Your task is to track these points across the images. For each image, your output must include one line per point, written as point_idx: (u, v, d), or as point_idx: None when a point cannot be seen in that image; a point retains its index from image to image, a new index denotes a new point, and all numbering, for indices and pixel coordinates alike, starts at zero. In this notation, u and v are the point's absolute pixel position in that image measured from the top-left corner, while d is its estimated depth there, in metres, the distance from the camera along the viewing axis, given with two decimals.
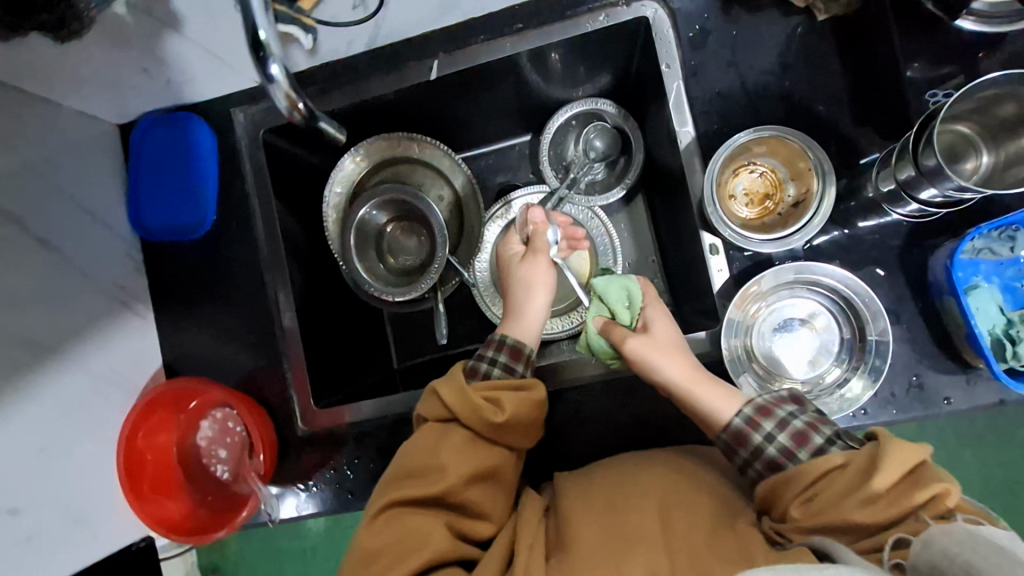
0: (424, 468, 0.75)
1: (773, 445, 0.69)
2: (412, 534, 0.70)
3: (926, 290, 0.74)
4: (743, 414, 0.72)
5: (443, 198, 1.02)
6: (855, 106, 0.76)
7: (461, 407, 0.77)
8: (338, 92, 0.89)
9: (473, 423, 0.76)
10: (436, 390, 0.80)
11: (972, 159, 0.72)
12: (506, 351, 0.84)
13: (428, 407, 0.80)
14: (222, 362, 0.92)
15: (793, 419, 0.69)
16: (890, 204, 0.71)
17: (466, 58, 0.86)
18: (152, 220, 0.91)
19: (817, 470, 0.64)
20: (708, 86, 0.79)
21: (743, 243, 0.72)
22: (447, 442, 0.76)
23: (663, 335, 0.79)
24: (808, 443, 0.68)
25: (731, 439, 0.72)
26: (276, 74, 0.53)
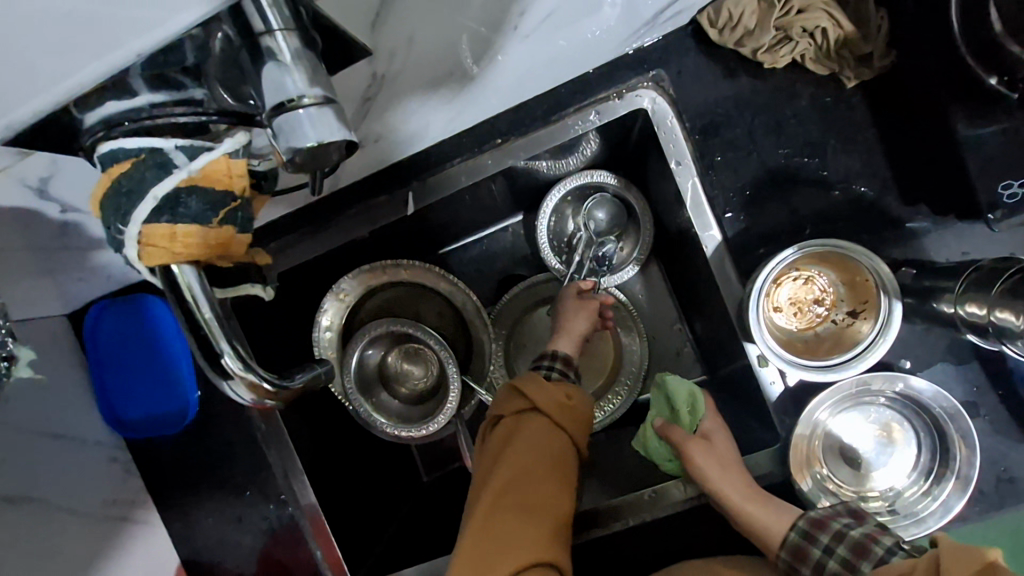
0: (512, 462, 0.71)
1: (834, 560, 0.64)
2: (503, 538, 0.66)
3: (1005, 376, 0.66)
4: (798, 529, 0.67)
5: (444, 313, 0.91)
6: (901, 182, 0.66)
7: (542, 394, 0.76)
8: (303, 241, 0.77)
9: (553, 408, 0.76)
10: (514, 385, 0.78)
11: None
12: (559, 361, 0.85)
13: (502, 403, 0.77)
14: (241, 549, 0.84)
15: (848, 530, 0.64)
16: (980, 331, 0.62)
17: (444, 185, 0.74)
18: (133, 414, 0.81)
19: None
20: (729, 180, 0.69)
21: (800, 373, 0.62)
22: (527, 427, 0.74)
23: (716, 448, 0.73)
24: (869, 555, 0.62)
25: (790, 556, 0.67)
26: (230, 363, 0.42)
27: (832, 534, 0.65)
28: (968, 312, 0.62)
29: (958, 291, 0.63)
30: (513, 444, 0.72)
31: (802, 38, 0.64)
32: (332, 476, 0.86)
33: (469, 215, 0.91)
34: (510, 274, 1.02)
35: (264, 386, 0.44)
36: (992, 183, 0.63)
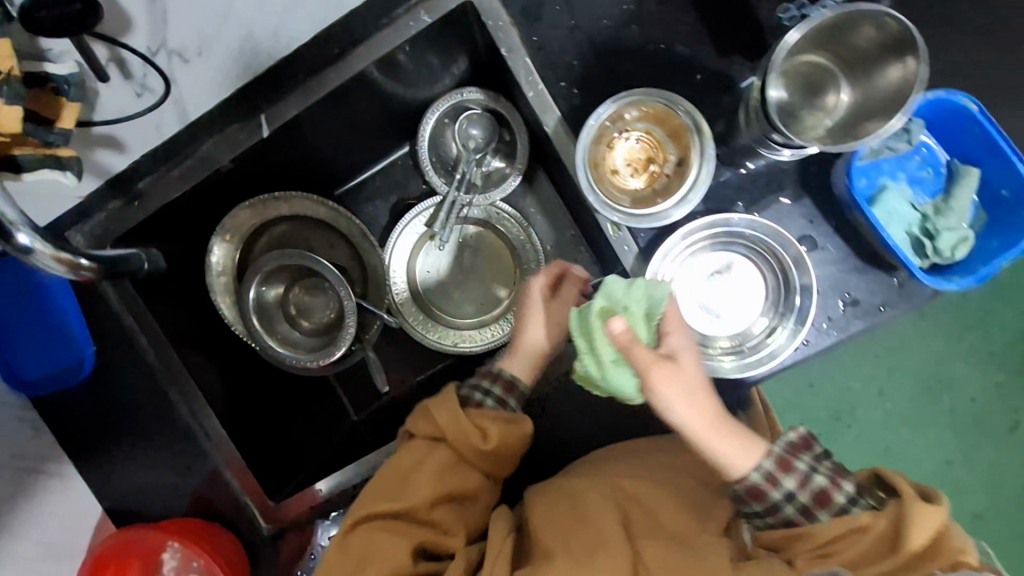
0: (397, 488, 0.70)
1: (794, 505, 0.64)
2: (371, 556, 0.66)
3: (835, 205, 0.71)
4: (762, 468, 0.64)
5: (336, 246, 0.95)
6: (714, 35, 0.69)
7: (451, 428, 0.72)
8: (173, 176, 0.79)
9: (461, 446, 0.72)
10: (428, 407, 0.75)
11: (833, 95, 0.68)
12: (500, 385, 0.77)
13: (415, 424, 0.75)
14: (164, 491, 0.86)
15: (815, 475, 0.64)
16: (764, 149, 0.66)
17: (292, 102, 0.75)
18: (28, 373, 0.82)
19: (840, 528, 0.61)
20: (559, 59, 0.71)
21: (638, 221, 0.66)
22: (431, 459, 0.72)
23: (675, 373, 0.63)
24: (830, 503, 0.63)
25: (744, 493, 0.64)
26: (26, 241, 0.45)
27: (797, 476, 0.64)
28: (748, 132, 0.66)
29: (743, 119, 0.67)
30: (411, 476, 0.71)
31: None
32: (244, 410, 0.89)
33: (347, 145, 0.93)
34: (404, 202, 1.03)
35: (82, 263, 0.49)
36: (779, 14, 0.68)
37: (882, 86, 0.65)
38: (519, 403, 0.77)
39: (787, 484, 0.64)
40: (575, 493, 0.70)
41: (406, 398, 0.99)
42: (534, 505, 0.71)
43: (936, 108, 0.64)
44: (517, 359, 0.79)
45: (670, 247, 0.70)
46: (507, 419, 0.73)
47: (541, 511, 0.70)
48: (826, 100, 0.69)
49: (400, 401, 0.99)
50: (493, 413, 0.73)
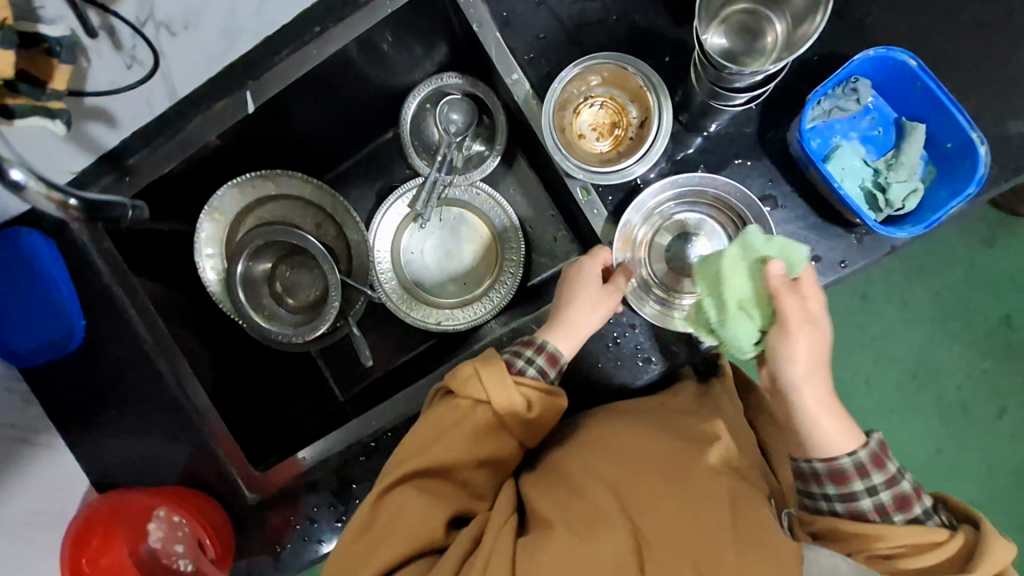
0: (434, 446, 0.70)
1: (872, 498, 0.66)
2: (403, 519, 0.67)
3: (793, 165, 0.73)
4: (857, 457, 0.66)
5: (321, 225, 0.97)
6: (671, 6, 0.73)
7: (500, 398, 0.70)
8: (162, 152, 0.82)
9: (507, 414, 0.71)
10: (477, 371, 0.70)
11: (770, 32, 0.69)
12: (543, 361, 0.74)
13: (461, 385, 0.71)
14: (151, 462, 0.87)
15: (903, 481, 0.66)
16: (718, 102, 0.67)
17: (277, 78, 0.80)
18: (20, 344, 0.84)
19: (912, 535, 0.62)
20: (525, 32, 0.75)
21: (600, 178, 0.71)
22: (471, 424, 0.70)
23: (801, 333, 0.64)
24: (908, 509, 0.65)
25: (826, 469, 0.67)
26: (20, 178, 0.47)
27: (886, 476, 0.66)
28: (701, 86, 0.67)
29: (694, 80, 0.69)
30: (449, 440, 0.70)
31: None
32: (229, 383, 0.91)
33: (331, 129, 0.97)
34: (388, 186, 1.07)
35: (74, 204, 0.51)
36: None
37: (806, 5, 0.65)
38: (557, 375, 0.75)
39: (875, 479, 0.66)
40: (572, 480, 0.71)
41: (392, 373, 1.03)
42: (533, 498, 0.70)
43: (879, 67, 0.67)
44: (562, 330, 0.75)
45: (641, 204, 0.74)
46: (548, 392, 0.73)
47: (546, 486, 0.72)
48: (765, 42, 0.69)
49: (385, 375, 1.03)
50: (535, 382, 0.72)
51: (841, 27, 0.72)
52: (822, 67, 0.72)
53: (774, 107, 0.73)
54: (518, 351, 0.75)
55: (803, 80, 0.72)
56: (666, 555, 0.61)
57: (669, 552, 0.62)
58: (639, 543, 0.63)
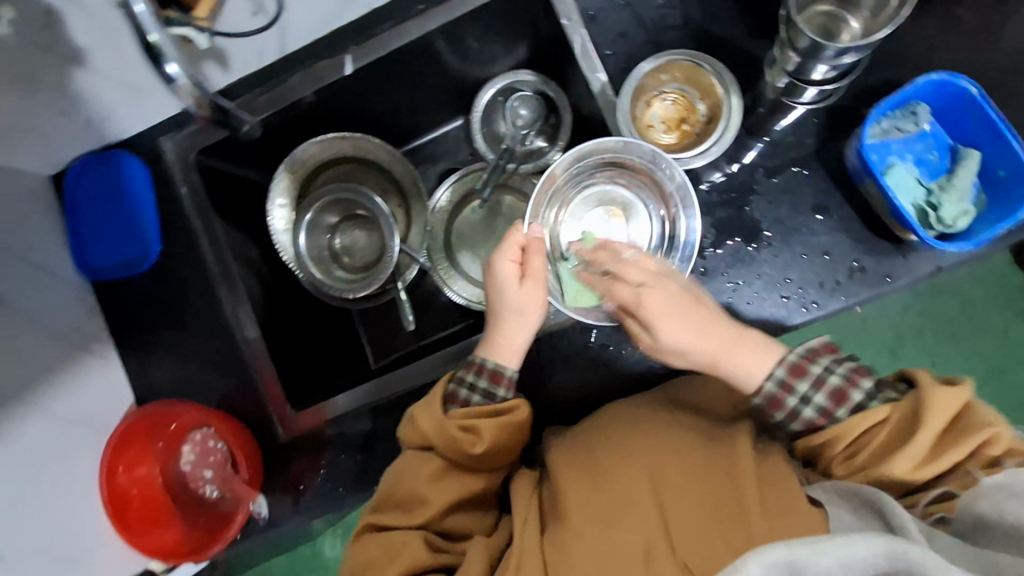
0: (403, 498, 0.73)
1: (810, 407, 0.68)
2: (389, 550, 0.70)
3: (848, 178, 0.77)
4: (775, 378, 0.69)
5: (387, 189, 1.05)
6: (748, 21, 0.80)
7: (438, 437, 0.72)
8: (261, 100, 0.90)
9: (454, 453, 0.72)
10: (413, 415, 0.74)
11: (846, 30, 0.73)
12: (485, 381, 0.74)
13: (407, 433, 0.75)
14: (196, 387, 0.91)
15: (829, 376, 0.68)
16: (790, 97, 0.75)
17: (377, 47, 0.88)
18: (100, 259, 0.91)
19: (864, 425, 0.65)
20: (609, 29, 0.82)
21: (671, 163, 0.74)
22: (426, 466, 0.73)
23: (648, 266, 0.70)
24: (848, 401, 0.67)
25: (766, 404, 0.70)
26: (174, 73, 0.56)
27: (812, 381, 0.68)
28: (776, 81, 0.73)
29: (769, 77, 0.75)
30: (416, 484, 0.72)
31: None
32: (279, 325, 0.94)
33: (410, 109, 1.04)
34: (450, 168, 1.12)
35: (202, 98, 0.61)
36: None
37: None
38: (509, 390, 0.75)
39: (802, 391, 0.68)
40: (596, 461, 0.72)
41: (431, 348, 1.02)
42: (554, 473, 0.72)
43: (939, 91, 0.72)
44: (500, 346, 0.75)
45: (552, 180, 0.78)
46: (497, 413, 0.72)
47: (570, 466, 0.72)
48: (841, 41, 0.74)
49: (423, 348, 1.03)
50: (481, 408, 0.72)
51: (905, 56, 0.77)
52: (883, 91, 0.77)
53: (835, 121, 0.78)
54: (460, 375, 0.76)
55: (864, 100, 0.77)
56: (690, 539, 0.62)
57: (693, 535, 0.62)
58: (665, 522, 0.64)
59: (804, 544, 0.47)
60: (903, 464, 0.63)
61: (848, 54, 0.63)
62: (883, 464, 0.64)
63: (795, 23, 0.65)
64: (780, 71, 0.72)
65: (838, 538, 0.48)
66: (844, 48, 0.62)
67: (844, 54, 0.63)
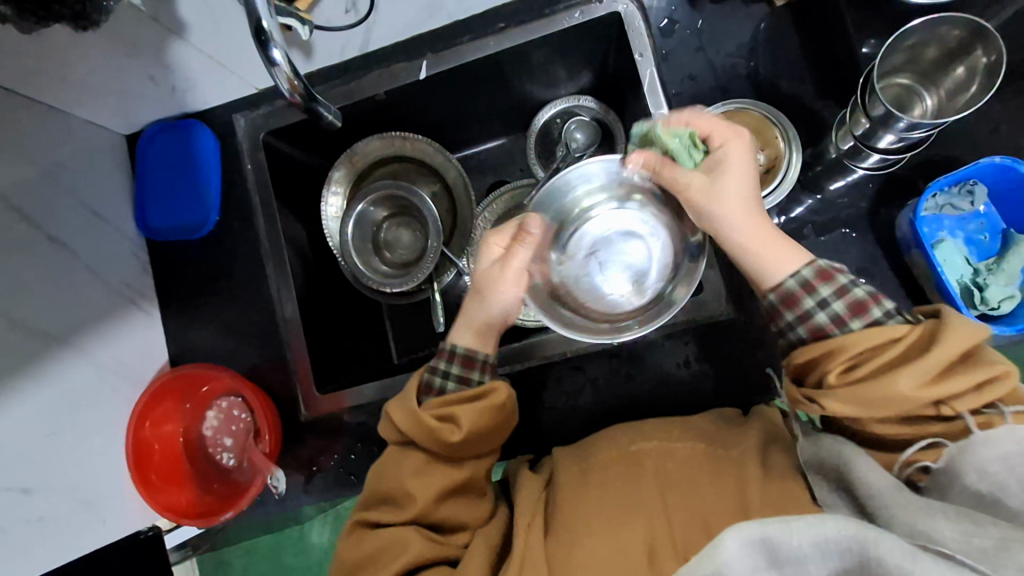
0: (389, 495, 0.71)
1: (825, 311, 0.63)
2: (390, 546, 0.68)
3: (896, 247, 0.78)
4: (800, 275, 0.65)
5: (438, 194, 1.06)
6: (816, 82, 0.82)
7: (414, 429, 0.70)
8: (335, 92, 0.94)
9: (432, 446, 0.70)
10: (388, 413, 0.73)
11: (918, 105, 0.75)
12: (460, 363, 0.74)
13: (385, 432, 0.74)
14: (229, 355, 0.95)
15: (854, 286, 0.63)
16: (851, 160, 0.75)
17: (454, 56, 0.92)
18: (159, 221, 0.95)
19: (879, 337, 0.60)
20: (679, 71, 0.85)
21: None
22: (410, 459, 0.71)
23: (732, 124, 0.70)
24: (866, 314, 0.62)
25: (780, 300, 0.65)
26: (278, 58, 0.59)
27: (836, 287, 0.63)
28: (842, 143, 0.74)
29: (834, 137, 0.75)
30: (405, 480, 0.70)
31: None
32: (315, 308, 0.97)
33: (473, 119, 1.07)
34: (498, 181, 1.13)
35: (299, 89, 0.64)
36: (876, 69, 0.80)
37: (961, 82, 0.72)
38: (484, 372, 0.75)
39: (824, 292, 0.63)
40: (604, 473, 0.72)
41: None
42: (561, 485, 0.72)
43: (1000, 175, 0.73)
44: (470, 332, 0.75)
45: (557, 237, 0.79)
46: (475, 397, 0.71)
47: (575, 480, 0.72)
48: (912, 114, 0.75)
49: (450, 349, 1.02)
50: (461, 394, 0.71)
51: (967, 137, 0.78)
52: (942, 167, 0.78)
53: (889, 189, 0.79)
54: (432, 365, 0.75)
55: (921, 174, 0.79)
56: (689, 537, 0.63)
57: (693, 531, 0.63)
58: (667, 519, 0.65)
59: (778, 522, 0.50)
60: (907, 382, 0.57)
61: (919, 129, 0.64)
62: (889, 380, 0.58)
63: (876, 89, 0.66)
64: (847, 133, 0.72)
65: (809, 517, 0.51)
66: (916, 122, 0.63)
67: (915, 129, 0.65)
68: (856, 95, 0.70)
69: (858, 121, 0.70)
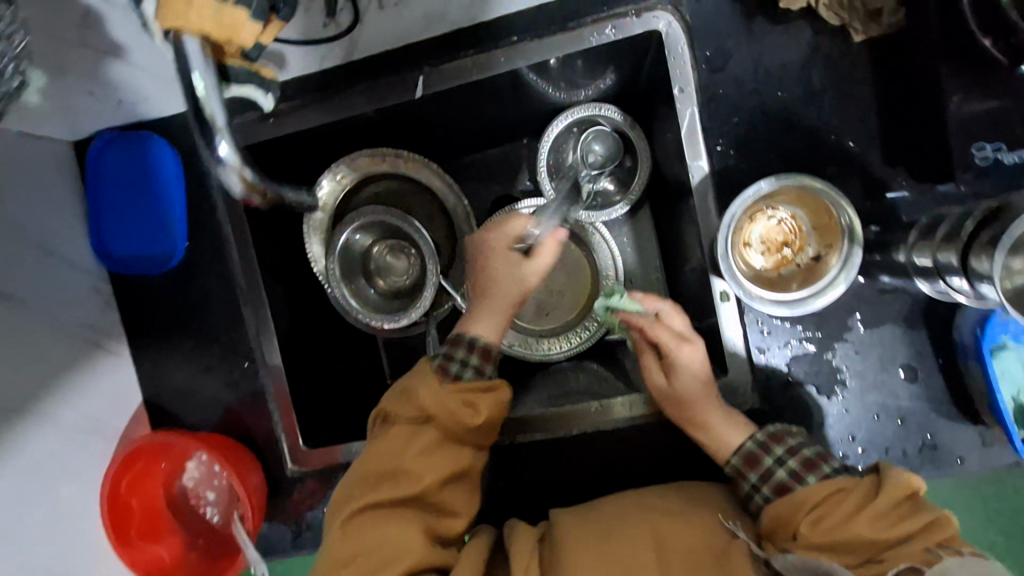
0: (392, 472, 0.66)
1: (783, 469, 0.67)
2: (389, 538, 0.63)
3: (950, 347, 0.69)
4: (755, 439, 0.70)
5: (434, 216, 0.94)
6: (890, 141, 0.68)
7: (437, 409, 0.68)
8: (313, 109, 0.80)
9: (452, 427, 0.68)
10: (407, 392, 0.70)
11: None
12: (477, 353, 0.71)
13: (393, 405, 0.71)
14: (207, 397, 0.88)
15: (804, 447, 0.68)
16: (920, 277, 0.65)
17: (455, 73, 0.76)
18: (119, 249, 0.85)
19: (829, 490, 0.63)
20: (726, 115, 0.71)
21: (756, 303, 0.66)
22: (421, 438, 0.67)
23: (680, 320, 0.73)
24: (818, 470, 0.66)
25: (742, 462, 0.70)
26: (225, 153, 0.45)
27: (787, 448, 0.69)
28: (917, 259, 0.63)
29: (911, 242, 0.64)
30: (418, 460, 0.66)
31: None
32: (300, 349, 0.89)
33: (476, 128, 0.92)
34: (504, 196, 0.99)
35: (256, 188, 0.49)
36: (964, 133, 0.66)
37: None
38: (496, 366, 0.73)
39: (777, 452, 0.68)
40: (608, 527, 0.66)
41: None
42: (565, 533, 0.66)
43: None
44: (486, 323, 0.73)
45: None
46: (491, 387, 0.70)
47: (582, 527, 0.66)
48: None
49: None
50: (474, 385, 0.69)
51: None
52: None
53: None
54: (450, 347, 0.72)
55: None
56: None
57: None
58: None
59: None
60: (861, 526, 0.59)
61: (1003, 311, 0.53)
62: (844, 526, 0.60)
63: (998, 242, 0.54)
64: (928, 249, 0.62)
65: None
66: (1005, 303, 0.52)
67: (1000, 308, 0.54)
68: (969, 216, 0.58)
69: (948, 251, 0.59)
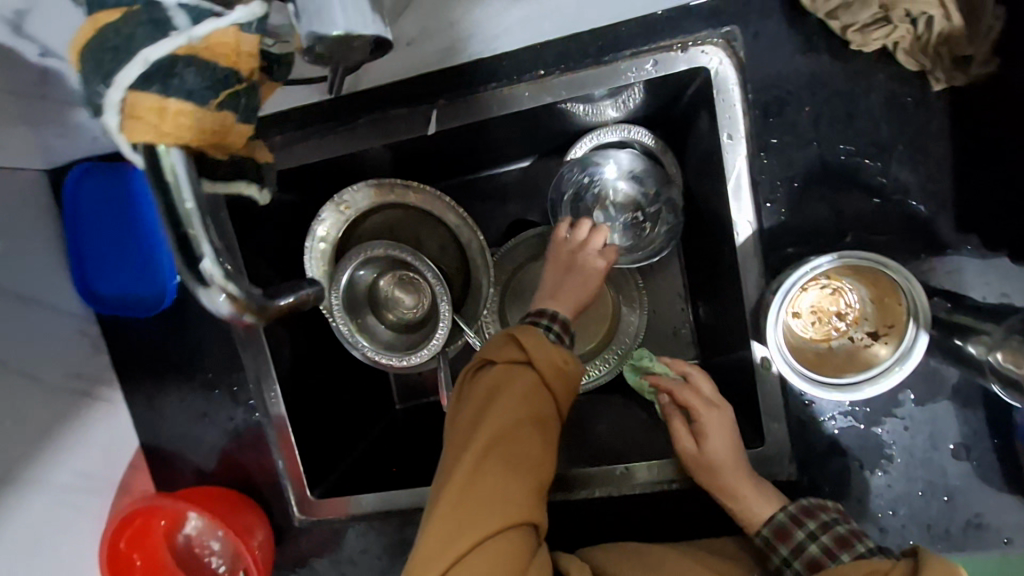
0: (487, 427, 0.58)
1: (815, 545, 0.62)
2: (485, 495, 0.55)
3: (1007, 426, 0.65)
4: (785, 511, 0.65)
5: (446, 248, 0.85)
6: (962, 205, 0.61)
7: (537, 361, 0.61)
8: (316, 143, 0.72)
9: (551, 379, 0.61)
10: (505, 343, 0.63)
11: None
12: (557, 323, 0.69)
13: (492, 351, 0.63)
14: (207, 443, 0.83)
15: (836, 524, 0.62)
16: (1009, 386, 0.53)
17: (473, 110, 0.68)
18: (106, 289, 0.79)
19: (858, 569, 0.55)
20: (780, 166, 0.63)
21: (805, 383, 0.59)
22: (516, 386, 0.60)
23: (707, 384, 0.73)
24: (851, 547, 0.60)
25: (771, 534, 0.64)
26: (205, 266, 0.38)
27: (819, 523, 0.63)
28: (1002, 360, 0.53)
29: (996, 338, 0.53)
30: (513, 418, 0.59)
31: (902, 23, 0.56)
32: (305, 393, 0.84)
33: (493, 154, 0.84)
34: (520, 221, 0.92)
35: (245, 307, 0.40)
36: None
37: None
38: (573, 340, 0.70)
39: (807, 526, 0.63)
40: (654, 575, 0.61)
41: None
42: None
43: None
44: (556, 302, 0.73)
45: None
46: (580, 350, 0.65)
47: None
48: None
49: None
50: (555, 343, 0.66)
51: None
52: None
53: None
54: (532, 321, 0.69)
55: None
56: None
57: None
58: None
59: None
60: None
61: None
62: None
63: None
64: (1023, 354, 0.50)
65: None
66: None
67: None
68: None
69: None
